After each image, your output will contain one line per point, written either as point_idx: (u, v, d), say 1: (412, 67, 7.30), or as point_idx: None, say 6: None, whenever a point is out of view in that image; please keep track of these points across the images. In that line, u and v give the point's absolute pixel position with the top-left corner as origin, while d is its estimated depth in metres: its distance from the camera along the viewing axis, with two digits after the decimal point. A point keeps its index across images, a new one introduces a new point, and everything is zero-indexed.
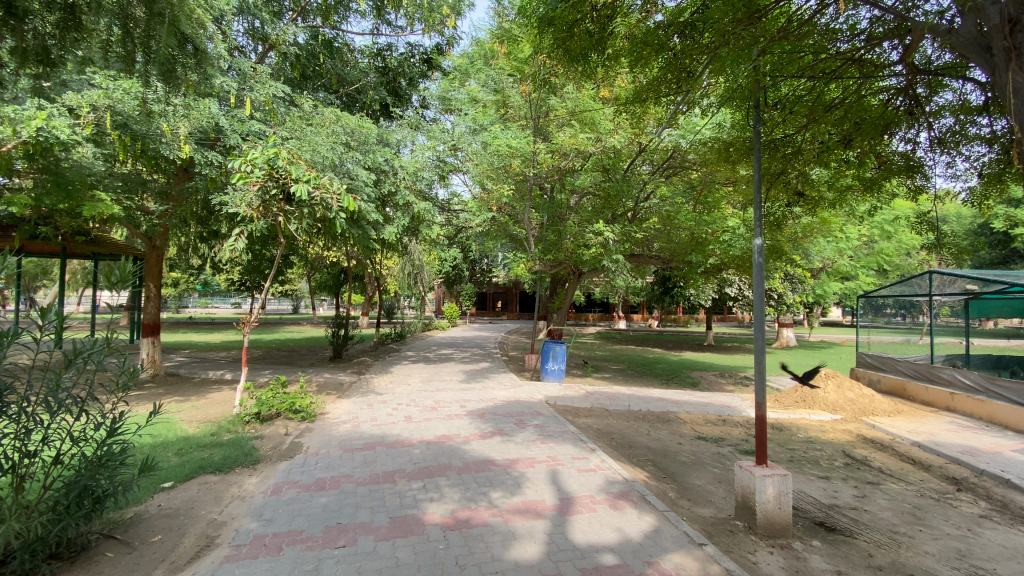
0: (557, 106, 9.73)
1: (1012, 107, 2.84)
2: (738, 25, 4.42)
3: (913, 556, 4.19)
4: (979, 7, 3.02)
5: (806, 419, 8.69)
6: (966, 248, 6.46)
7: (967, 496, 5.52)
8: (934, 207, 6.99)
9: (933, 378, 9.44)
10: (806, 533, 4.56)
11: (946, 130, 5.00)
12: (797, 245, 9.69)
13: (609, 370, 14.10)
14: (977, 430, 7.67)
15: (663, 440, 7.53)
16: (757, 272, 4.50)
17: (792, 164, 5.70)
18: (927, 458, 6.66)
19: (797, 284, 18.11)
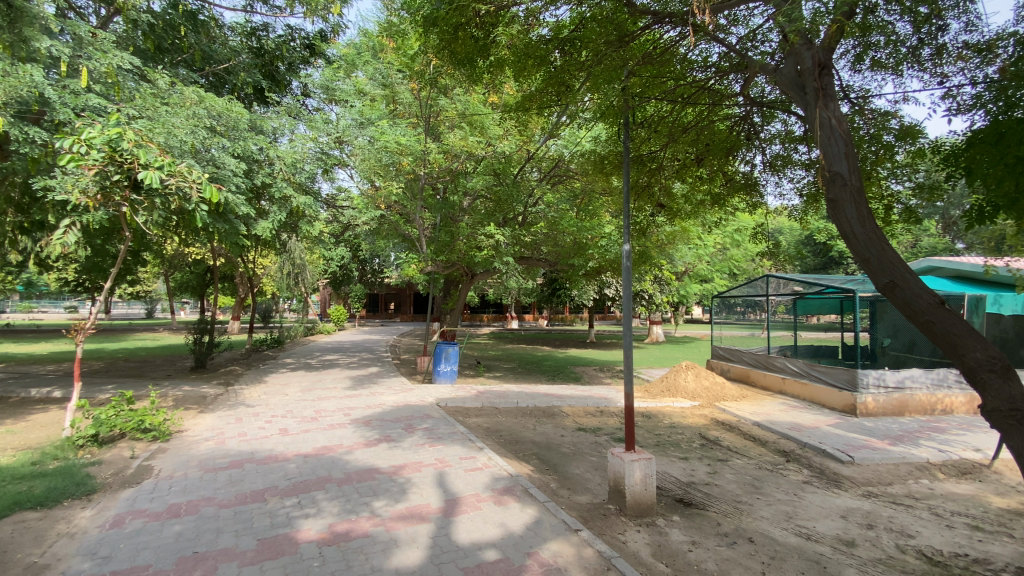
0: (447, 107, 9.86)
1: (818, 139, 3.17)
2: (610, 47, 4.89)
3: (752, 521, 4.86)
4: (797, 49, 3.41)
5: (670, 407, 9.64)
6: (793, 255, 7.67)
7: (794, 465, 6.53)
8: (768, 221, 8.12)
9: (770, 366, 11.02)
10: (668, 510, 5.07)
11: (775, 157, 5.85)
12: (663, 248, 10.73)
13: (501, 370, 14.40)
14: (801, 409, 9.14)
15: (548, 433, 7.88)
16: (625, 274, 4.92)
17: (658, 178, 6.27)
18: (764, 435, 7.75)
19: (665, 286, 20.07)
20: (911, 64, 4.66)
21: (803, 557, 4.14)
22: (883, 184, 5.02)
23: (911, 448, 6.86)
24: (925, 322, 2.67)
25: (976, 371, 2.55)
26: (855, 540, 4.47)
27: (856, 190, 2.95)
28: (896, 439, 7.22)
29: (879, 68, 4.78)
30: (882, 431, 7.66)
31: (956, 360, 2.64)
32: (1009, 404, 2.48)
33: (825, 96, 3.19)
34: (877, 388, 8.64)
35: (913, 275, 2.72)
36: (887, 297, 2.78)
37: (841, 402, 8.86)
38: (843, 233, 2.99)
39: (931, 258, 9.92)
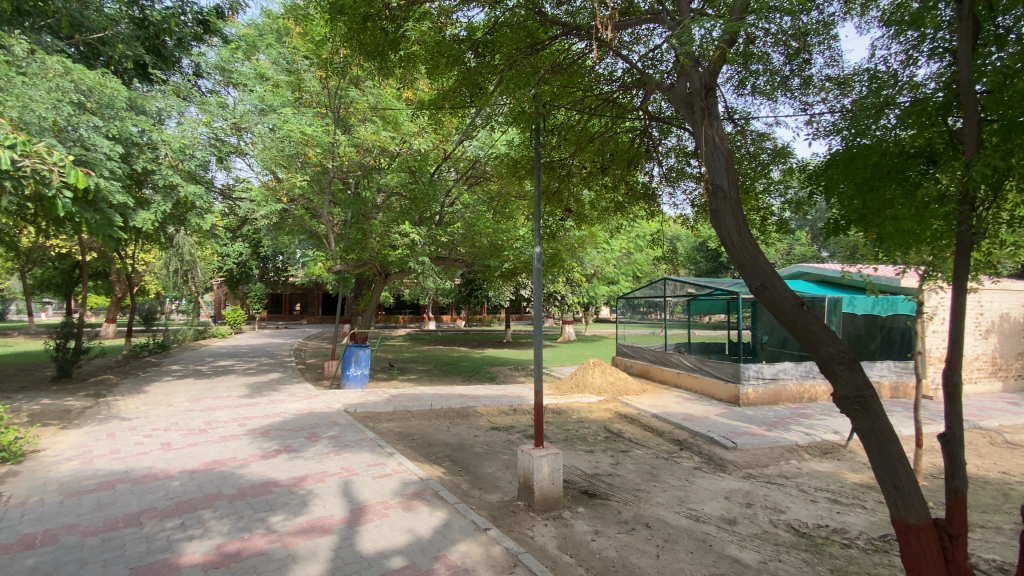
0: (358, 99, 9.54)
1: (703, 154, 3.39)
2: (521, 54, 5.03)
3: (649, 507, 5.21)
4: (688, 70, 3.67)
5: (578, 403, 10.06)
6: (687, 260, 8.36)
7: (687, 453, 7.10)
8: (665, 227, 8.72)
9: (668, 362, 11.87)
10: (574, 502, 5.28)
11: (670, 169, 6.32)
12: (574, 251, 11.16)
13: (415, 372, 14.13)
14: (695, 401, 9.96)
15: (461, 434, 7.87)
16: (537, 275, 5.06)
17: (567, 184, 6.53)
18: (662, 426, 8.35)
19: (576, 288, 20.91)
20: (784, 91, 5.08)
21: (692, 538, 4.51)
22: (760, 199, 5.49)
23: (783, 432, 7.74)
24: (789, 320, 2.88)
25: (830, 362, 2.73)
26: (736, 518, 4.95)
27: (735, 203, 3.18)
28: (772, 425, 8.12)
29: (758, 93, 5.20)
30: (760, 418, 8.57)
31: (814, 355, 2.82)
32: (855, 392, 2.65)
33: (710, 115, 3.44)
34: (757, 379, 9.65)
35: (779, 279, 2.95)
36: (758, 298, 2.98)
37: (728, 393, 9.78)
38: (725, 242, 3.20)
39: (801, 264, 11.27)
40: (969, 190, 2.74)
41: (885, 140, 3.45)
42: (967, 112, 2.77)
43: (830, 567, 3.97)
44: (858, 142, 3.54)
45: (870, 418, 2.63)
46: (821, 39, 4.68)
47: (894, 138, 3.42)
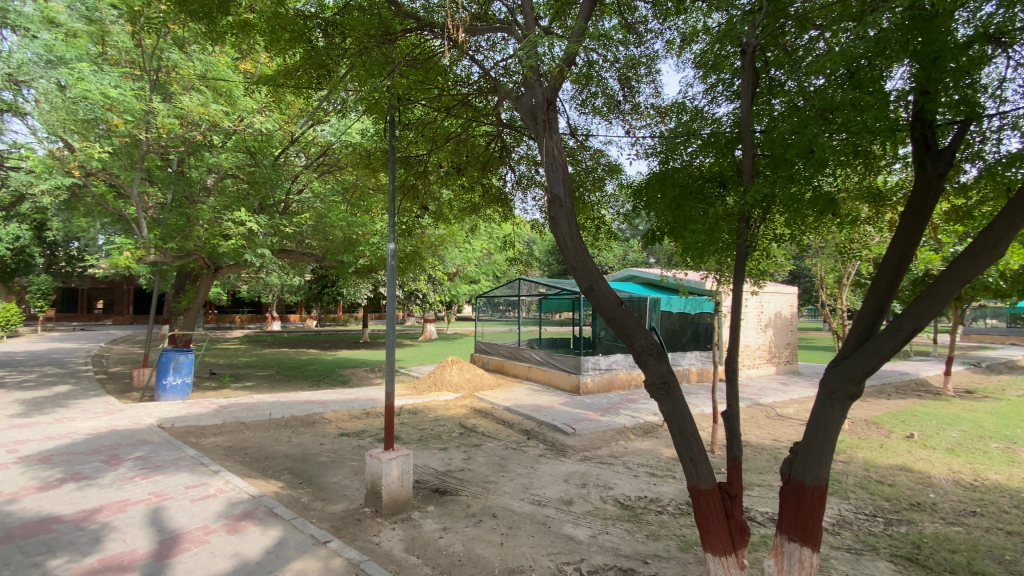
0: (181, 64, 8.30)
1: (543, 164, 3.59)
2: (373, 40, 4.80)
3: (497, 498, 5.41)
4: (532, 84, 3.84)
5: (435, 401, 10.05)
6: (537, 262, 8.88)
7: (533, 442, 7.55)
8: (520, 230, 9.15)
9: (521, 357, 12.66)
10: (424, 502, 5.25)
11: (522, 176, 6.63)
12: (433, 249, 11.17)
13: (253, 378, 12.71)
14: (543, 393, 10.63)
15: (304, 443, 7.29)
16: (390, 272, 4.91)
17: (423, 181, 6.48)
18: (512, 418, 8.76)
19: (438, 285, 20.57)
20: (617, 113, 5.62)
21: (534, 522, 4.79)
22: (595, 210, 6.00)
23: (614, 416, 8.68)
24: (613, 318, 3.21)
25: (643, 353, 3.11)
26: (573, 498, 5.40)
27: (570, 212, 3.45)
28: (605, 410, 9.04)
29: (596, 113, 5.68)
30: (596, 405, 9.49)
31: (630, 346, 3.18)
32: (661, 378, 3.06)
33: (551, 128, 3.63)
34: (594, 370, 10.68)
35: (605, 281, 3.28)
36: (588, 299, 3.27)
37: (570, 384, 10.65)
38: (562, 247, 3.44)
39: (632, 268, 12.76)
40: (744, 211, 3.32)
41: (691, 165, 4.02)
42: (745, 148, 3.36)
43: (646, 532, 4.54)
44: (671, 165, 4.11)
45: (672, 401, 3.05)
46: (647, 72, 5.30)
47: (696, 164, 4.00)
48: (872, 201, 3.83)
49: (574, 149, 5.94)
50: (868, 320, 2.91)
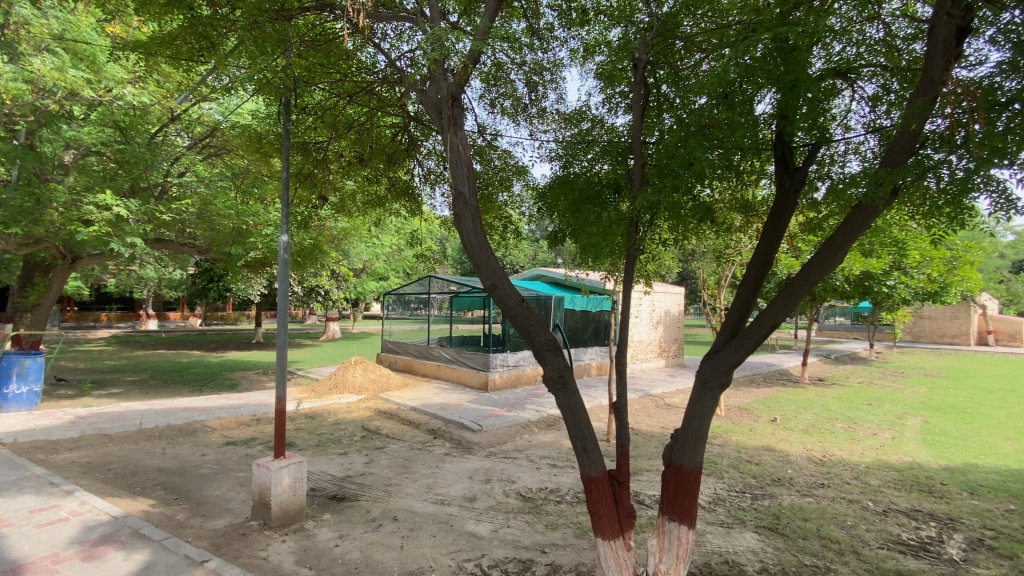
0: (28, 18, 7.12)
1: (448, 160, 3.47)
2: (265, 16, 4.43)
3: (398, 500, 5.27)
4: (437, 77, 3.70)
5: (336, 404, 9.56)
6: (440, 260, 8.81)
7: (438, 441, 7.46)
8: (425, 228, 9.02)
9: (429, 355, 12.49)
10: (319, 510, 4.97)
11: (429, 172, 6.51)
12: (336, 242, 10.68)
13: (121, 384, 11.22)
14: (451, 391, 10.58)
15: (182, 455, 6.58)
16: (282, 267, 4.60)
17: (322, 170, 6.16)
18: (418, 418, 8.60)
19: (342, 282, 19.60)
20: (524, 116, 5.70)
21: (436, 521, 4.74)
22: (503, 209, 6.03)
23: (519, 411, 8.86)
24: (514, 316, 3.22)
25: (542, 349, 3.17)
26: (476, 495, 5.41)
27: (476, 209, 3.35)
28: (511, 406, 9.20)
29: (504, 114, 5.73)
30: (503, 401, 9.62)
31: (530, 343, 3.21)
32: (558, 372, 3.13)
33: (455, 124, 3.52)
34: (502, 366, 10.84)
35: (508, 279, 3.25)
36: (491, 296, 3.23)
37: (479, 380, 10.68)
38: (466, 245, 3.36)
39: (540, 268, 13.13)
40: (634, 217, 3.55)
41: (590, 171, 4.20)
42: (635, 157, 3.59)
43: (545, 523, 4.68)
44: (572, 170, 4.27)
45: (568, 395, 3.15)
46: (552, 78, 5.44)
47: (595, 170, 4.18)
48: (742, 212, 4.29)
49: (481, 148, 5.88)
50: (737, 318, 3.25)
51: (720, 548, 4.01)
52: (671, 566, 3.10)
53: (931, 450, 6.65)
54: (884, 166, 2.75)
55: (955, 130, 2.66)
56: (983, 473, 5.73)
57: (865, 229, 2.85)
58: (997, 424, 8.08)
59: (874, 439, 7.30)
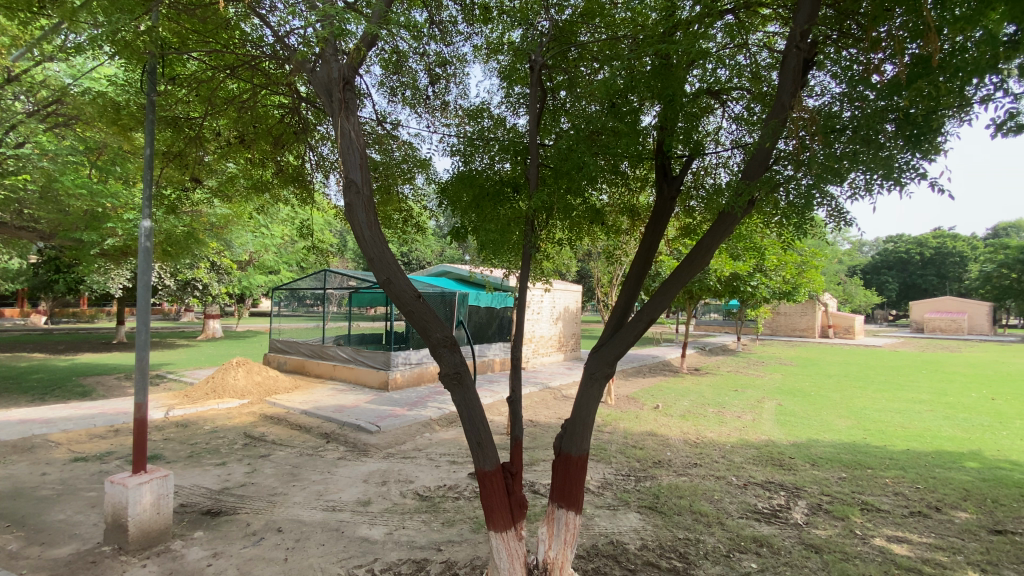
0: None
1: (338, 146, 3.20)
2: None
3: (284, 510, 4.91)
4: (327, 57, 3.42)
5: (214, 411, 8.67)
6: (333, 253, 8.37)
7: (332, 445, 7.08)
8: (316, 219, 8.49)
9: (325, 355, 11.80)
10: (189, 527, 4.47)
11: (323, 159, 6.04)
12: (216, 230, 9.70)
13: None
14: (347, 392, 10.09)
15: (13, 476, 5.55)
16: (142, 257, 4.03)
17: (195, 148, 5.53)
18: (310, 422, 8.08)
19: (224, 274, 17.82)
20: (426, 107, 5.58)
21: (325, 529, 4.49)
22: (404, 200, 5.79)
23: (420, 410, 8.69)
24: (409, 312, 3.04)
25: (438, 346, 3.01)
26: (371, 498, 5.21)
27: (368, 199, 3.12)
28: (412, 405, 8.99)
29: (405, 104, 5.55)
30: (403, 400, 9.38)
31: (426, 340, 3.05)
32: (454, 368, 3.03)
33: (347, 108, 3.28)
34: (404, 365, 10.55)
35: (403, 273, 3.06)
36: (384, 291, 3.02)
37: (378, 380, 10.31)
38: (359, 238, 3.11)
39: (445, 264, 12.96)
40: (529, 215, 3.63)
41: (491, 169, 4.17)
42: (531, 157, 3.67)
43: (442, 520, 4.64)
44: (472, 165, 4.21)
45: (464, 391, 3.08)
46: (456, 71, 5.36)
47: (495, 168, 4.17)
48: (630, 215, 4.60)
49: (381, 136, 5.61)
50: (621, 312, 3.47)
51: (606, 530, 4.26)
52: (560, 552, 3.23)
53: (783, 429, 7.65)
54: (745, 177, 3.07)
55: (801, 150, 3.06)
56: (821, 447, 6.71)
57: (730, 233, 3.17)
58: (832, 404, 9.52)
59: (739, 421, 8.23)
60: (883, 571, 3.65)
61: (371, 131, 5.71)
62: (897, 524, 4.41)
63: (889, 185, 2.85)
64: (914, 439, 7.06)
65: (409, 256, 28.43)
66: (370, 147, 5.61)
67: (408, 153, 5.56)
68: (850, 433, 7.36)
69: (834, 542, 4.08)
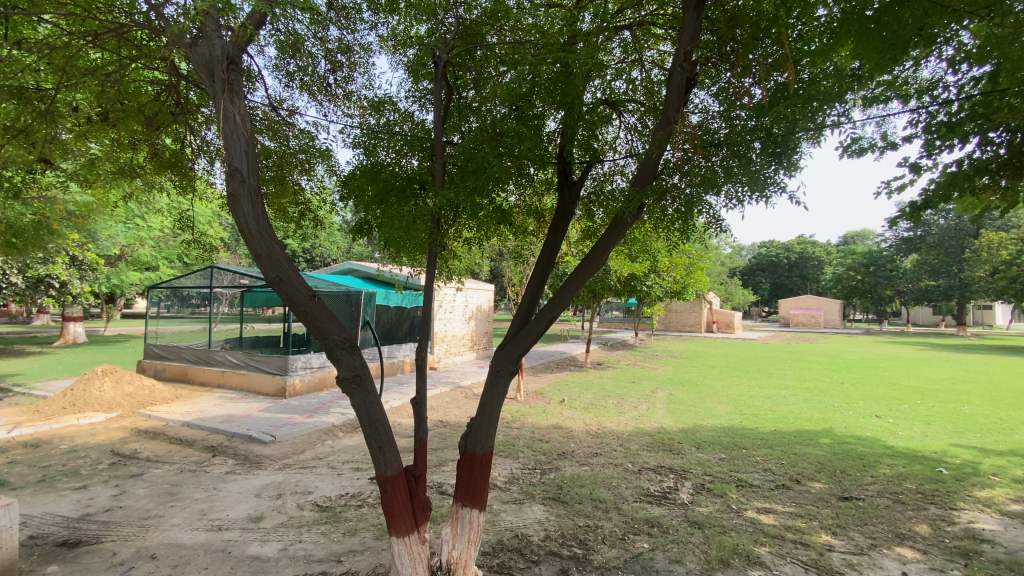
0: None
1: (220, 130, 2.90)
2: None
3: (160, 534, 4.40)
4: (207, 33, 3.08)
5: (73, 428, 7.54)
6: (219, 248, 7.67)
7: (220, 459, 6.46)
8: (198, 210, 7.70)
9: (211, 361, 10.75)
10: (38, 563, 3.84)
11: (208, 144, 5.46)
12: (75, 220, 8.46)
13: None
14: (238, 400, 9.29)
15: None
16: None
17: (44, 123, 4.74)
18: (193, 435, 7.31)
19: (88, 271, 15.65)
20: (326, 96, 5.29)
21: (209, 551, 4.09)
22: (301, 193, 5.43)
23: (321, 416, 8.24)
24: (302, 312, 2.84)
25: (335, 348, 2.85)
26: (263, 513, 4.83)
27: (256, 190, 2.87)
28: (312, 412, 8.49)
29: (304, 91, 5.20)
30: (303, 407, 8.83)
31: (321, 342, 2.87)
32: (353, 372, 2.88)
33: (232, 90, 2.97)
34: (303, 369, 9.94)
35: (296, 270, 2.87)
36: (273, 290, 2.81)
37: (274, 386, 9.61)
38: (244, 231, 2.85)
39: (351, 262, 12.42)
40: (433, 213, 3.57)
41: (396, 164, 4.03)
42: (436, 154, 3.60)
43: (343, 530, 4.43)
44: (375, 159, 4.03)
45: (363, 395, 2.94)
46: (360, 60, 5.13)
47: (401, 165, 4.04)
48: (536, 217, 4.73)
49: (275, 123, 5.22)
50: (525, 311, 3.56)
51: (512, 524, 4.33)
52: (463, 551, 3.23)
53: (673, 417, 8.31)
54: (636, 184, 3.29)
55: (684, 162, 3.34)
56: (705, 431, 7.37)
57: (624, 236, 3.37)
58: (715, 392, 10.53)
59: (636, 411, 8.82)
60: (753, 540, 4.10)
61: (264, 116, 5.30)
62: (765, 497, 4.98)
63: (756, 197, 3.20)
64: (779, 420, 8.03)
65: (312, 253, 26.88)
66: (261, 133, 5.20)
67: (305, 142, 5.24)
68: (729, 418, 8.18)
69: (714, 517, 4.52)
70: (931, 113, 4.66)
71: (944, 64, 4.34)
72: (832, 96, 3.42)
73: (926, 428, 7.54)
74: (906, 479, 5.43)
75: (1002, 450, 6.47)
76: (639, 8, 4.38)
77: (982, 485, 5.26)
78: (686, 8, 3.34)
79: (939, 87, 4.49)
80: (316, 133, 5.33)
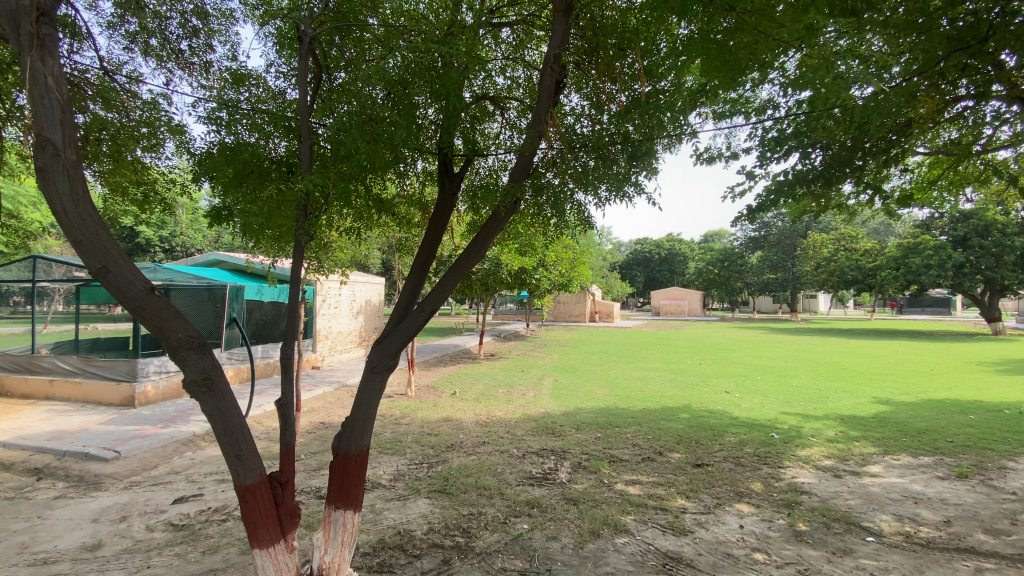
0: None
1: (26, 93, 2.40)
2: None
3: None
4: None
5: None
6: (27, 233, 6.33)
7: (46, 482, 5.47)
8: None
9: (35, 369, 9.03)
10: None
11: (16, 108, 4.53)
12: None
13: None
14: (71, 413, 7.93)
15: None
16: None
17: None
18: (9, 457, 6.11)
19: None
20: (177, 64, 4.69)
21: None
22: (145, 172, 4.74)
23: (179, 426, 7.34)
24: (137, 309, 2.51)
25: (179, 348, 2.55)
26: (102, 540, 4.20)
27: (74, 166, 2.45)
28: (168, 421, 7.55)
29: (150, 57, 4.56)
30: (156, 417, 7.80)
31: (162, 342, 2.55)
32: (203, 374, 2.61)
33: (42, 45, 2.43)
34: (158, 375, 8.78)
35: (127, 260, 2.51)
36: (99, 283, 2.44)
37: (119, 396, 8.36)
38: (58, 214, 2.42)
39: (217, 253, 11.26)
40: (300, 198, 3.30)
41: (259, 146, 3.66)
42: (303, 136, 3.35)
43: (203, 548, 4.02)
44: (229, 137, 3.61)
45: (217, 399, 2.67)
46: (219, 27, 4.61)
47: (266, 148, 3.69)
48: (420, 209, 4.64)
49: (108, 89, 4.49)
50: (405, 303, 3.50)
51: (395, 521, 4.26)
52: (336, 555, 3.11)
53: (557, 401, 8.76)
54: (512, 179, 3.38)
55: (556, 160, 3.50)
56: (584, 413, 7.87)
57: (500, 231, 3.45)
58: (595, 377, 11.26)
59: (523, 398, 9.14)
60: (622, 510, 4.47)
61: (92, 80, 4.53)
62: (632, 469, 5.48)
63: (618, 197, 3.46)
64: (648, 399, 8.84)
65: (171, 241, 23.67)
66: (90, 100, 4.47)
67: (147, 113, 4.58)
68: (605, 400, 8.82)
69: (588, 492, 4.86)
70: (766, 128, 5.40)
71: (774, 87, 5.06)
72: (685, 108, 3.82)
73: (763, 400, 8.81)
74: (746, 445, 6.30)
75: (817, 415, 7.79)
76: (519, 8, 4.49)
77: (802, 445, 6.29)
78: (556, 12, 3.49)
79: (771, 106, 5.22)
80: (161, 104, 4.68)
